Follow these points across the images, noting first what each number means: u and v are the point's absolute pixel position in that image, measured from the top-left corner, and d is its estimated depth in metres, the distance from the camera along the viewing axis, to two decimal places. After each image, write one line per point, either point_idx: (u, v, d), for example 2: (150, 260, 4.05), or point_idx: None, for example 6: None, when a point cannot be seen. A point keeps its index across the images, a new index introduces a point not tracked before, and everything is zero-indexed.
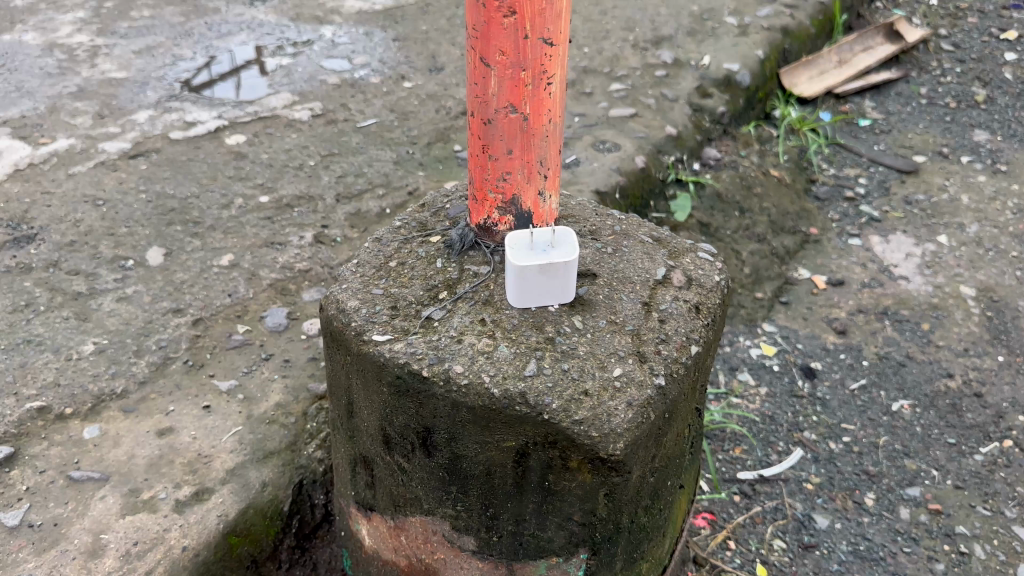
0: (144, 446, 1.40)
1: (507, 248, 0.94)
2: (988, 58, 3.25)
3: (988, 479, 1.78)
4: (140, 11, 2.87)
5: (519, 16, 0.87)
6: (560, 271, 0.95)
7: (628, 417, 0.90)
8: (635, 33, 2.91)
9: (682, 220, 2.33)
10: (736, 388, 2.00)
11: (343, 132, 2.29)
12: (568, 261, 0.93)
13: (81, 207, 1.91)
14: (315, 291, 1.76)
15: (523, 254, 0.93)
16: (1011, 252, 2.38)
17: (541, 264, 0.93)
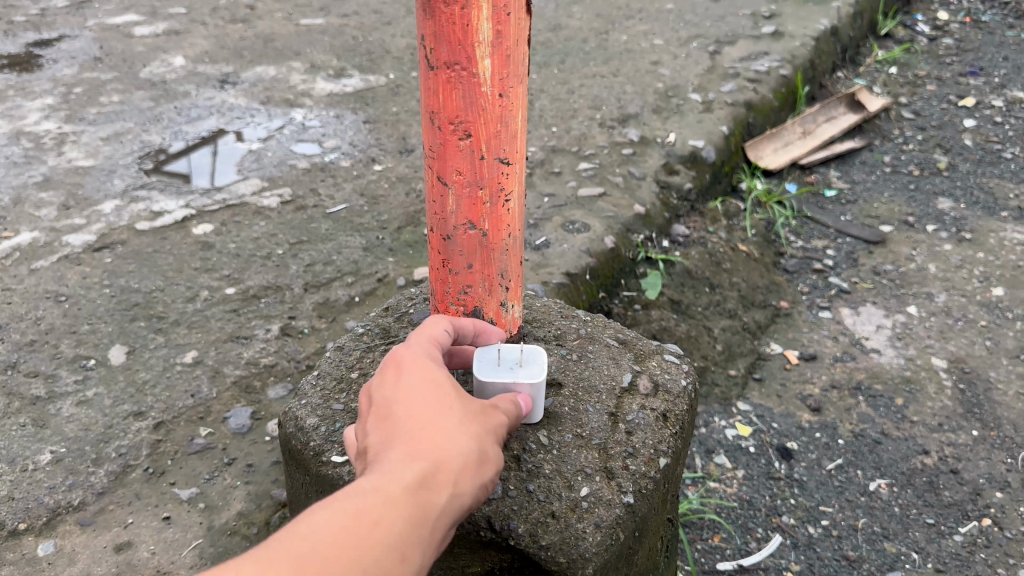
0: (102, 563, 1.36)
1: (475, 362, 1.06)
2: (947, 125, 3.34)
3: (968, 561, 1.76)
4: (109, 96, 2.88)
5: (474, 139, 0.98)
6: (524, 392, 1.06)
7: (596, 539, 1.06)
8: (602, 112, 2.96)
9: (654, 297, 2.33)
10: (713, 471, 1.96)
11: (313, 218, 2.29)
12: (533, 381, 1.06)
13: (42, 304, 1.88)
14: (281, 388, 1.73)
15: (491, 370, 1.05)
16: (980, 322, 2.40)
17: (507, 381, 1.05)
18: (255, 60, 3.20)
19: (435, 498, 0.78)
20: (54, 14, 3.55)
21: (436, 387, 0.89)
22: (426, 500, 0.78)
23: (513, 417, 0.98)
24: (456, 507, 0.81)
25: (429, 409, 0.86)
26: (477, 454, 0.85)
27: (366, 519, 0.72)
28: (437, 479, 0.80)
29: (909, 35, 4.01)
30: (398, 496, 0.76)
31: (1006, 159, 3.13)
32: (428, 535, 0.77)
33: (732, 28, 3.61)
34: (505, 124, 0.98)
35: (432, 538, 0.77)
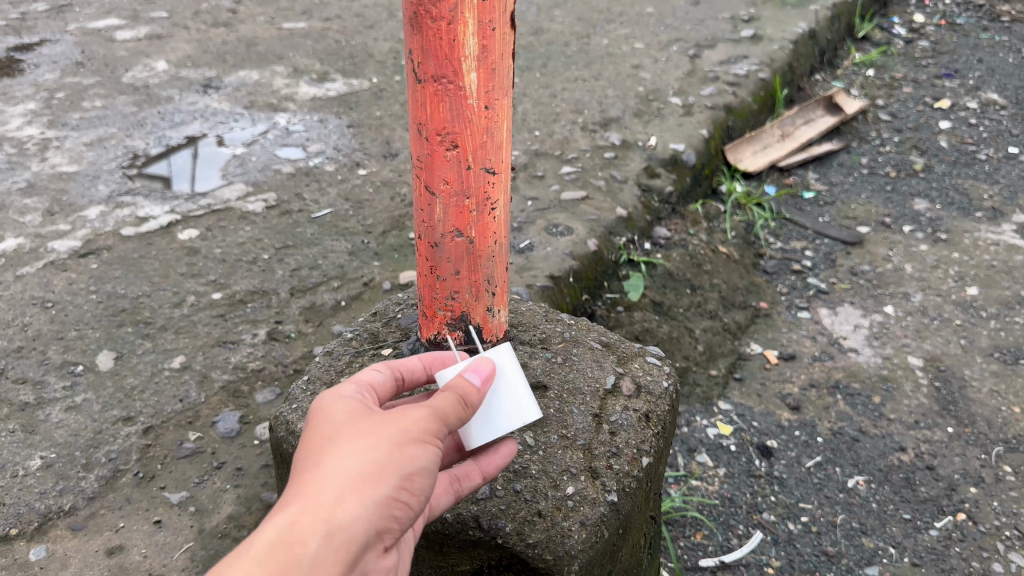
0: (93, 567, 1.37)
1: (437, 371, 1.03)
2: (923, 127, 3.40)
3: (943, 555, 1.80)
4: (92, 101, 2.88)
5: (461, 149, 1.01)
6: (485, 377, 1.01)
7: (581, 536, 1.09)
8: (584, 115, 2.99)
9: (636, 300, 2.37)
10: (694, 470, 2.00)
11: (298, 223, 2.30)
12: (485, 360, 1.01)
13: (29, 310, 1.89)
14: (269, 392, 1.75)
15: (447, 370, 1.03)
16: (955, 321, 2.45)
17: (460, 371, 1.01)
18: (238, 64, 3.21)
19: (299, 537, 0.76)
20: (34, 18, 3.54)
21: (326, 432, 0.88)
22: (288, 543, 0.75)
23: (457, 393, 0.92)
24: (336, 538, 0.78)
25: (310, 457, 0.85)
26: (363, 474, 0.82)
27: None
28: (302, 518, 0.77)
29: (886, 37, 4.07)
30: (252, 548, 0.73)
31: (981, 160, 3.19)
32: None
33: (712, 31, 3.65)
34: (491, 136, 1.01)
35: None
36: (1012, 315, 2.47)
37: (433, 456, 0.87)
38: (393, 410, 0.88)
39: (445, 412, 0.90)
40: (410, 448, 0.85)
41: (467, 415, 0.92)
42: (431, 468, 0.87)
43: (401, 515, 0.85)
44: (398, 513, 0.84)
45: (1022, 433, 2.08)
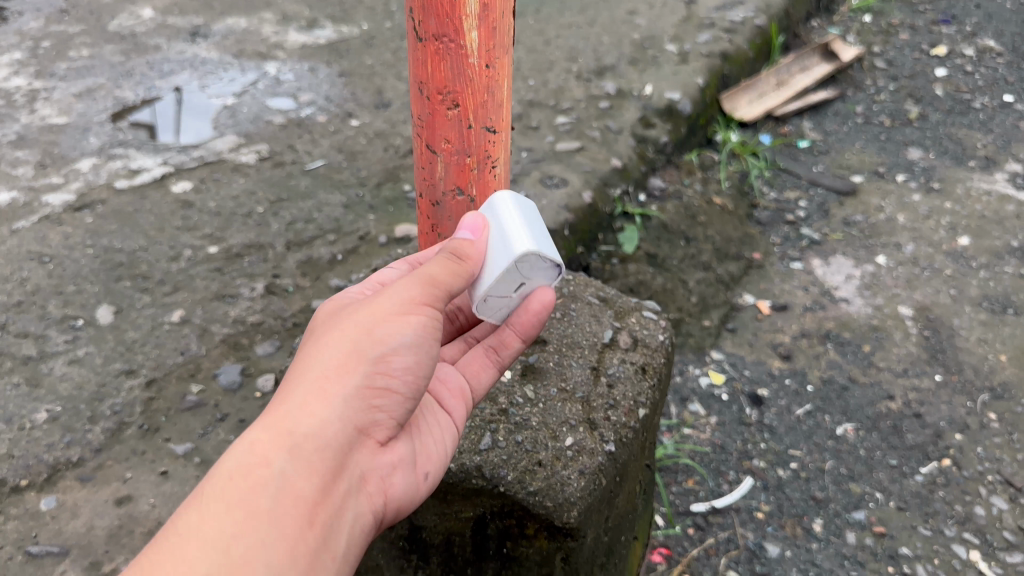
0: (103, 516, 1.41)
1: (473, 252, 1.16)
2: (919, 75, 3.38)
3: (928, 499, 1.86)
4: (79, 50, 2.83)
5: (462, 109, 1.02)
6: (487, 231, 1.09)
7: (580, 485, 1.13)
8: (578, 64, 2.96)
9: (631, 252, 2.39)
10: (687, 418, 2.04)
11: (292, 175, 2.30)
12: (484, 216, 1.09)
13: (26, 265, 1.89)
14: (269, 345, 1.77)
15: None
16: (945, 271, 2.48)
17: None
18: (225, 11, 3.15)
19: (267, 449, 0.89)
20: None
21: (307, 347, 1.02)
22: (253, 458, 0.88)
23: (448, 253, 1.03)
24: (303, 444, 0.90)
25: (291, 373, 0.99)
26: (330, 375, 0.95)
27: (190, 506, 0.84)
28: (268, 432, 0.90)
29: None
30: (222, 472, 0.87)
31: (976, 109, 3.19)
32: (264, 489, 0.86)
33: None
34: (492, 94, 1.02)
35: (274, 490, 0.87)
36: (1002, 265, 2.49)
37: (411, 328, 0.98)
38: (368, 302, 1.01)
39: (424, 283, 1.01)
40: (381, 329, 0.97)
41: (458, 278, 1.03)
42: (409, 342, 0.98)
43: (383, 397, 0.97)
44: (376, 398, 0.97)
45: (1007, 380, 2.13)
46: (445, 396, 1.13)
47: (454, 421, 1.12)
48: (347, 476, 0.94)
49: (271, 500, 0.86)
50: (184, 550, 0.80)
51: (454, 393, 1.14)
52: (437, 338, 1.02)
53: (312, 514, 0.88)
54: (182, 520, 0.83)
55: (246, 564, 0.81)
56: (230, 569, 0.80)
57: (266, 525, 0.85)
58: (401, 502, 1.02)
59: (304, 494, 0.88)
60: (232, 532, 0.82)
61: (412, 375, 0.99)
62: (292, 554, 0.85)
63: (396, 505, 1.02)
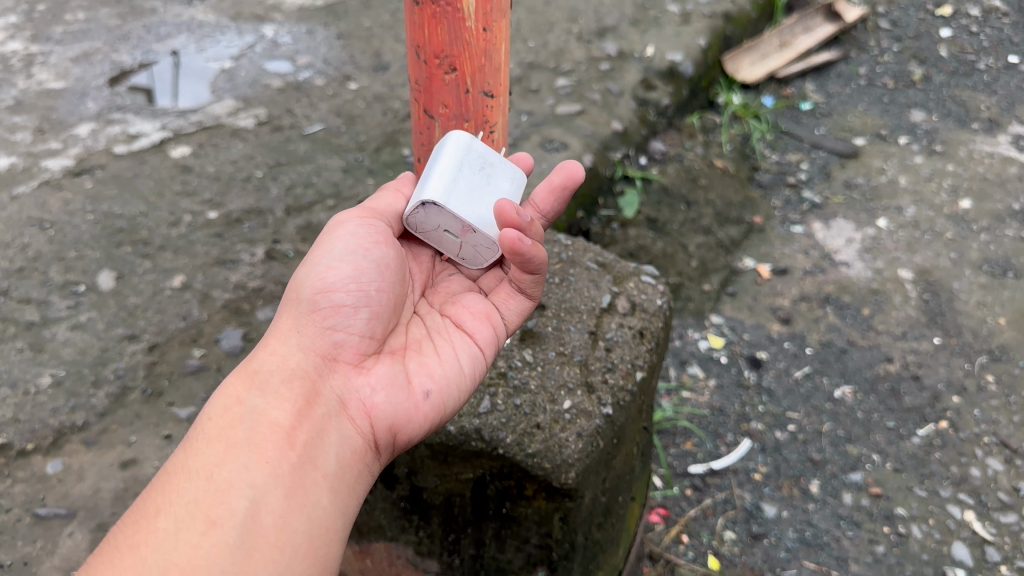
0: (109, 479, 1.43)
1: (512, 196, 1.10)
2: (924, 36, 3.35)
3: (925, 461, 1.88)
4: (74, 13, 2.79)
5: (460, 73, 1.01)
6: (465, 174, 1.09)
7: (578, 447, 1.15)
8: (579, 24, 2.92)
9: (631, 216, 2.39)
10: (686, 381, 2.06)
11: (290, 139, 2.29)
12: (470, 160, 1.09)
13: (27, 230, 1.89)
14: (270, 310, 1.78)
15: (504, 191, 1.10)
16: (946, 234, 2.47)
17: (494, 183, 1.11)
18: None
19: (234, 390, 1.00)
20: None
21: None
22: (226, 403, 0.98)
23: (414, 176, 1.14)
24: (268, 379, 1.00)
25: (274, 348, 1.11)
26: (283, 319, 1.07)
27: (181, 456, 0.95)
28: (238, 380, 1.01)
29: None
30: (202, 424, 0.97)
31: (980, 71, 3.16)
32: (237, 423, 0.95)
33: None
34: (490, 58, 1.02)
35: (248, 422, 0.95)
36: (1003, 228, 2.49)
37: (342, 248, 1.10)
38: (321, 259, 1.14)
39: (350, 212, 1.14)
40: (318, 263, 1.10)
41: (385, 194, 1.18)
42: (340, 256, 1.09)
43: (335, 315, 1.07)
44: (327, 318, 1.07)
45: (1006, 343, 2.14)
46: (465, 318, 1.17)
47: (470, 337, 1.15)
48: (321, 400, 1.01)
49: (245, 430, 0.94)
50: (170, 479, 0.90)
51: (475, 315, 1.17)
52: (377, 244, 1.11)
53: (287, 433, 0.95)
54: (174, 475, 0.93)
55: (227, 484, 0.89)
56: (207, 482, 0.88)
57: (243, 451, 0.92)
58: (396, 420, 1.05)
59: (277, 421, 0.96)
60: (213, 462, 0.91)
61: (355, 283, 1.07)
62: (268, 467, 0.91)
63: (391, 424, 1.05)
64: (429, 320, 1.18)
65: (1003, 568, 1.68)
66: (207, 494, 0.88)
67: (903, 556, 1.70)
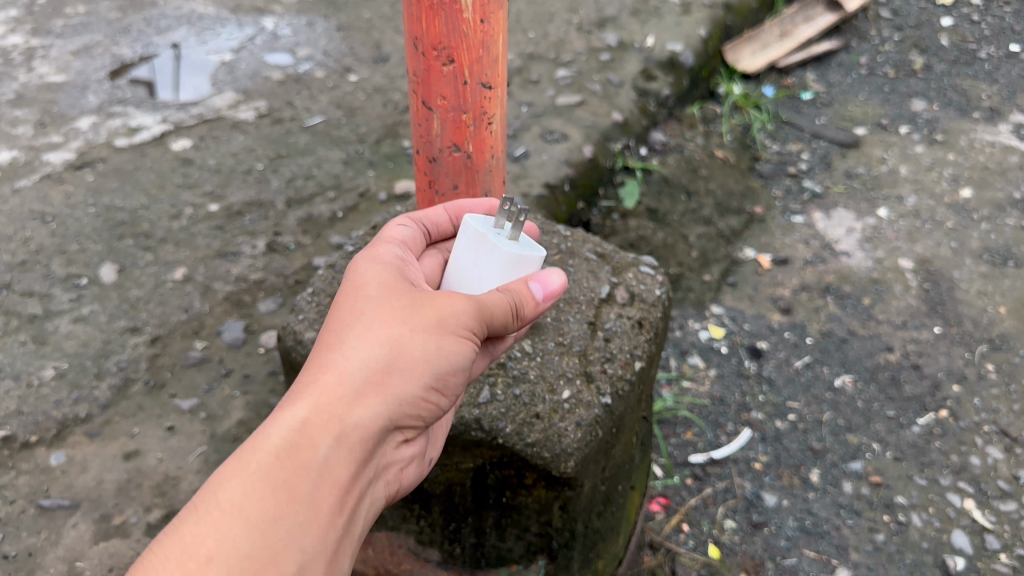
0: (112, 471, 1.45)
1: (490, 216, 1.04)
2: (925, 25, 3.34)
3: (925, 450, 1.88)
4: (75, 6, 2.79)
5: (458, 65, 1.01)
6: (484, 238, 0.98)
7: (577, 436, 1.16)
8: (579, 15, 2.92)
9: (631, 207, 2.39)
10: (686, 371, 2.06)
11: (290, 132, 2.29)
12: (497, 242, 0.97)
13: (29, 224, 1.90)
14: (271, 302, 1.78)
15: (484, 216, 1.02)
16: (947, 223, 2.47)
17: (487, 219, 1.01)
18: None
19: (314, 431, 0.78)
20: None
21: (352, 302, 0.91)
22: (299, 439, 0.76)
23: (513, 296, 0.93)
24: (352, 435, 0.80)
25: (327, 340, 0.86)
26: (394, 370, 0.85)
27: (237, 477, 0.72)
28: (320, 412, 0.79)
29: None
30: (266, 449, 0.75)
31: (981, 59, 3.16)
32: (306, 473, 0.75)
33: None
34: (488, 49, 1.02)
35: (318, 477, 0.76)
36: (1004, 217, 2.49)
37: (465, 353, 0.91)
38: (433, 304, 0.90)
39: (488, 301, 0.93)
40: (443, 344, 0.88)
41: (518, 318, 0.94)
42: (459, 366, 0.91)
43: (423, 406, 0.89)
44: (418, 408, 0.87)
45: (1006, 332, 2.14)
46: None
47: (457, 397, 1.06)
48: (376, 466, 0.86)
49: (313, 486, 0.75)
50: (227, 527, 0.69)
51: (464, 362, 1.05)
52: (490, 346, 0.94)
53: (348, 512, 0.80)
54: (210, 505, 0.70)
55: (282, 544, 0.71)
56: (274, 553, 0.71)
57: (305, 511, 0.74)
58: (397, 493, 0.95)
59: (341, 486, 0.78)
60: (272, 513, 0.72)
61: (455, 384, 0.92)
62: (323, 542, 0.75)
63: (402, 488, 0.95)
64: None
65: (1003, 555, 1.69)
66: (262, 552, 0.70)
67: (903, 544, 1.70)
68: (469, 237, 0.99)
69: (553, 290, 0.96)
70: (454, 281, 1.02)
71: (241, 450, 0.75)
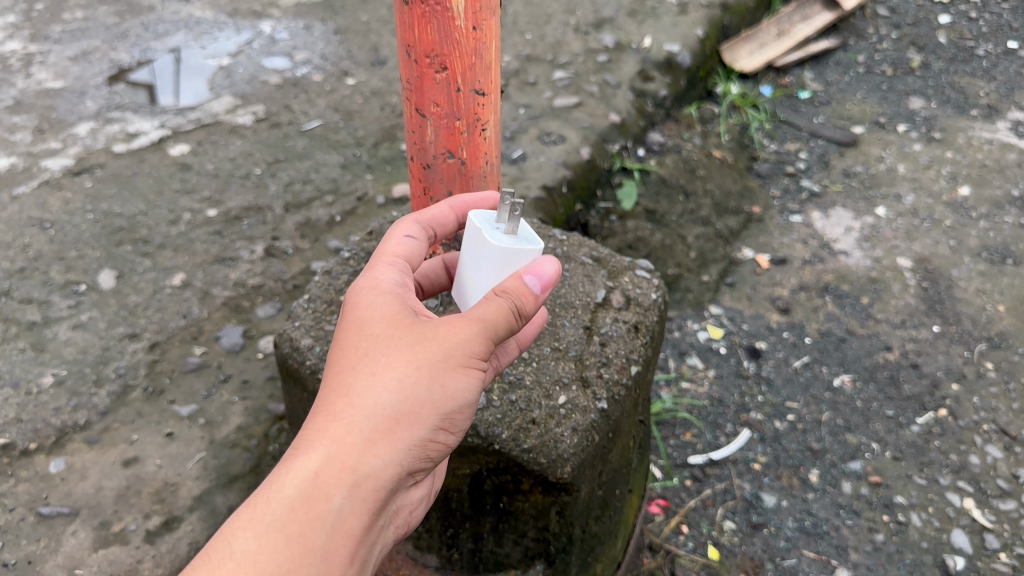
0: (111, 478, 1.45)
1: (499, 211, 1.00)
2: (923, 22, 3.34)
3: (924, 449, 1.88)
4: (73, 12, 2.79)
5: (450, 72, 1.02)
6: (477, 231, 0.95)
7: (573, 442, 1.16)
8: (576, 16, 2.92)
9: (629, 208, 2.39)
10: (685, 372, 2.07)
11: (288, 136, 2.29)
12: (484, 235, 0.94)
13: (28, 230, 1.90)
14: (270, 307, 1.79)
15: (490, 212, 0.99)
16: (945, 221, 2.47)
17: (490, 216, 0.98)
18: None
19: (325, 486, 0.79)
20: None
21: (361, 336, 0.88)
22: (312, 490, 0.78)
23: (513, 303, 0.88)
24: (363, 483, 0.81)
25: (337, 381, 0.86)
26: (402, 419, 0.84)
27: (252, 532, 0.75)
28: (331, 463, 0.80)
29: None
30: (280, 505, 0.77)
31: (979, 57, 3.16)
32: (319, 525, 0.78)
33: None
34: (480, 56, 1.02)
35: (331, 527, 0.78)
36: (1002, 215, 2.49)
37: (473, 385, 0.89)
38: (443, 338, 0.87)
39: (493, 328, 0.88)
40: (450, 382, 0.87)
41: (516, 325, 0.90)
42: (465, 396, 0.89)
43: (432, 447, 0.88)
44: (426, 448, 0.88)
45: (1005, 330, 2.14)
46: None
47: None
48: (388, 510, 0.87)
49: (325, 537, 0.78)
50: None
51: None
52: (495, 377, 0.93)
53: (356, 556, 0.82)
54: (226, 556, 0.74)
55: None
56: None
57: (318, 562, 0.77)
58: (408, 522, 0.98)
59: (353, 534, 0.80)
60: (286, 567, 0.75)
61: (463, 419, 0.91)
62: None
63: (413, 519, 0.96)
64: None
65: (1002, 555, 1.69)
66: None
67: (902, 544, 1.70)
68: (472, 233, 0.97)
69: (548, 278, 0.91)
70: (464, 281, 1.00)
71: (254, 500, 0.78)
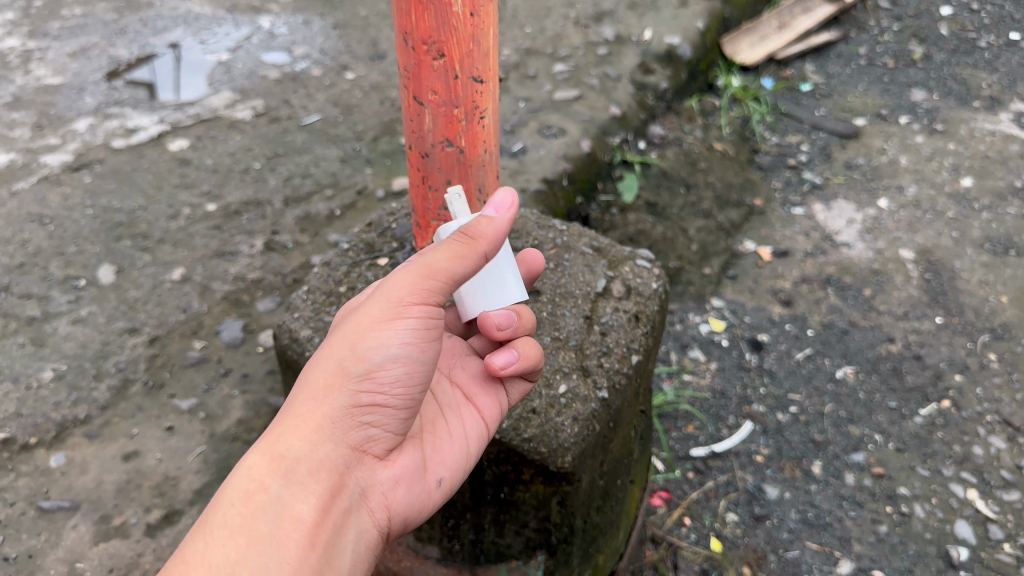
0: (112, 472, 1.45)
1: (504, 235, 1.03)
2: (924, 14, 3.32)
3: (928, 440, 1.88)
4: (71, 8, 2.78)
5: (448, 59, 1.01)
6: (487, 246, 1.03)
7: (574, 431, 1.15)
8: (576, 9, 2.91)
9: (630, 201, 2.37)
10: (687, 365, 2.06)
11: (287, 130, 2.29)
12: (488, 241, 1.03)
13: (27, 226, 1.90)
14: (269, 301, 1.78)
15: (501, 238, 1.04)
16: (947, 213, 2.46)
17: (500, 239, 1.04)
18: None
19: (259, 479, 0.83)
20: None
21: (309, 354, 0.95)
22: (249, 486, 0.82)
23: (452, 241, 0.91)
24: (297, 467, 0.84)
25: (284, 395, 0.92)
26: (318, 396, 0.87)
27: (196, 533, 0.79)
28: (262, 459, 0.84)
29: None
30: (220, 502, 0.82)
31: (981, 48, 3.14)
32: (260, 516, 0.80)
33: None
34: (478, 43, 1.01)
35: (274, 515, 0.81)
36: (1005, 206, 2.48)
37: (399, 341, 0.89)
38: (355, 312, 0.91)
39: (417, 280, 0.89)
40: (365, 343, 0.88)
41: (458, 260, 0.90)
42: (398, 353, 0.89)
43: (373, 415, 0.90)
44: (365, 416, 0.89)
45: (1008, 321, 2.13)
46: (475, 390, 1.08)
47: (483, 416, 1.06)
48: (347, 494, 0.88)
49: (271, 524, 0.80)
50: None
51: (485, 387, 1.08)
52: (432, 335, 0.92)
53: (312, 535, 0.82)
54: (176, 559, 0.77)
55: None
56: None
57: (267, 551, 0.79)
58: (408, 514, 0.96)
59: (303, 518, 0.82)
60: (233, 558, 0.77)
61: (406, 385, 0.91)
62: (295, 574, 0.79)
63: (403, 518, 0.96)
64: (439, 391, 1.07)
65: (1006, 545, 1.68)
66: None
67: (906, 535, 1.70)
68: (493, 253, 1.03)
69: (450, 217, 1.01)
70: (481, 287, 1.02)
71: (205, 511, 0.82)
